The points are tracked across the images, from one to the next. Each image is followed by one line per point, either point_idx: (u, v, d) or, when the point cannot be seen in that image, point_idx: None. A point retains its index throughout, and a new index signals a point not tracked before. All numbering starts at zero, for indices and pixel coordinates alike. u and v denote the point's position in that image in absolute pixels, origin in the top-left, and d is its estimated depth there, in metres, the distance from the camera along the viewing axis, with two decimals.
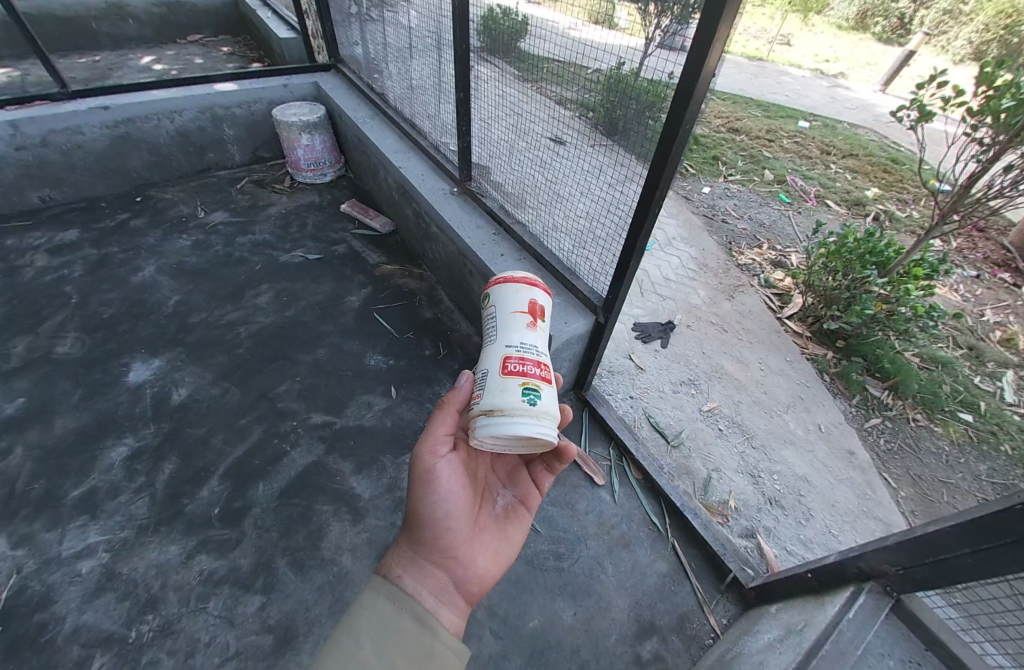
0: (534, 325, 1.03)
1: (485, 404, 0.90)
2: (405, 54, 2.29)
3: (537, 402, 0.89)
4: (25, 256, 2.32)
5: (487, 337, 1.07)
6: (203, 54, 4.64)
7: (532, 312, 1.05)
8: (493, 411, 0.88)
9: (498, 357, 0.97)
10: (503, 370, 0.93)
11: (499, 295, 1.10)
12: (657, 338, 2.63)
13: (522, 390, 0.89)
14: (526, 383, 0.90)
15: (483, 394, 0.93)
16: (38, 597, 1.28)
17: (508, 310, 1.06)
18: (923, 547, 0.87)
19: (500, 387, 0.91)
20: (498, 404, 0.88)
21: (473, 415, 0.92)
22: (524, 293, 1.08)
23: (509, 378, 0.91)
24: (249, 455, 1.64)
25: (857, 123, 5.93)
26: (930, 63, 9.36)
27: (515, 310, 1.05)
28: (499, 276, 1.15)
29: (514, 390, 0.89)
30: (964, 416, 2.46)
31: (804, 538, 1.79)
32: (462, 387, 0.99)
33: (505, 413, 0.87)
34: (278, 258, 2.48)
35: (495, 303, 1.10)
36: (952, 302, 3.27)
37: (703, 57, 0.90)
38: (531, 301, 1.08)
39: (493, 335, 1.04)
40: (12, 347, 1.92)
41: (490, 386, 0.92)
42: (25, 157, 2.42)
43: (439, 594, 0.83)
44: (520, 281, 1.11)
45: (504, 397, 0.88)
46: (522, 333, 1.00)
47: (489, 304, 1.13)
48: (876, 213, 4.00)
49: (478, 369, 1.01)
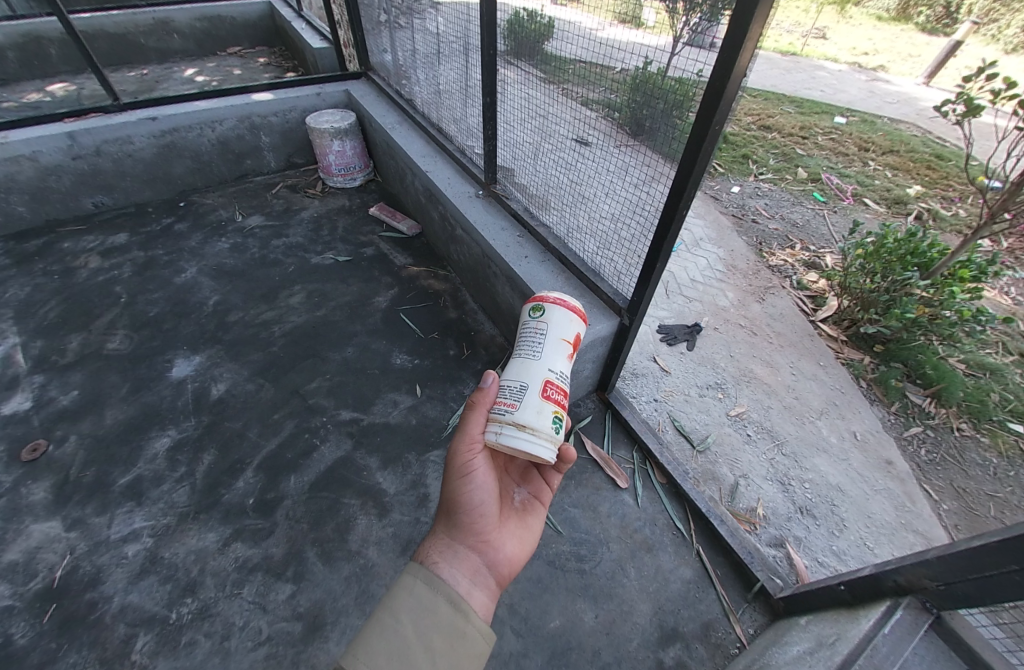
0: (569, 357, 1.11)
1: (520, 418, 0.96)
2: (433, 60, 2.33)
3: (558, 431, 1.00)
4: (80, 258, 2.49)
5: (525, 348, 1.09)
6: (241, 65, 4.88)
7: (573, 346, 1.11)
8: (525, 429, 0.95)
9: (539, 377, 1.02)
10: (542, 393, 1.00)
11: (553, 313, 1.11)
12: (683, 340, 2.58)
13: (552, 419, 0.99)
14: (555, 414, 1.00)
15: (518, 406, 0.98)
16: (89, 576, 1.37)
17: (557, 334, 1.09)
18: (967, 563, 0.82)
19: (537, 409, 0.98)
20: (531, 424, 0.96)
21: (502, 423, 0.97)
22: (575, 322, 1.13)
23: (546, 404, 0.99)
24: (282, 448, 1.71)
25: (897, 116, 5.68)
26: (980, 54, 8.90)
27: (563, 337, 1.09)
28: (551, 294, 1.15)
29: (546, 417, 0.98)
30: (1014, 427, 2.31)
31: (837, 549, 1.73)
32: (491, 386, 1.02)
33: (533, 433, 0.95)
34: (311, 260, 2.57)
35: (546, 320, 1.12)
36: (1003, 306, 3.08)
37: (735, 54, 0.89)
38: (576, 335, 1.13)
39: (536, 352, 1.06)
40: (68, 343, 2.06)
41: (528, 403, 0.98)
42: (81, 165, 2.60)
43: (472, 577, 0.88)
44: (575, 310, 1.13)
45: (537, 420, 0.97)
46: (564, 363, 1.06)
47: (538, 316, 1.13)
48: (918, 212, 3.81)
49: (510, 376, 1.04)
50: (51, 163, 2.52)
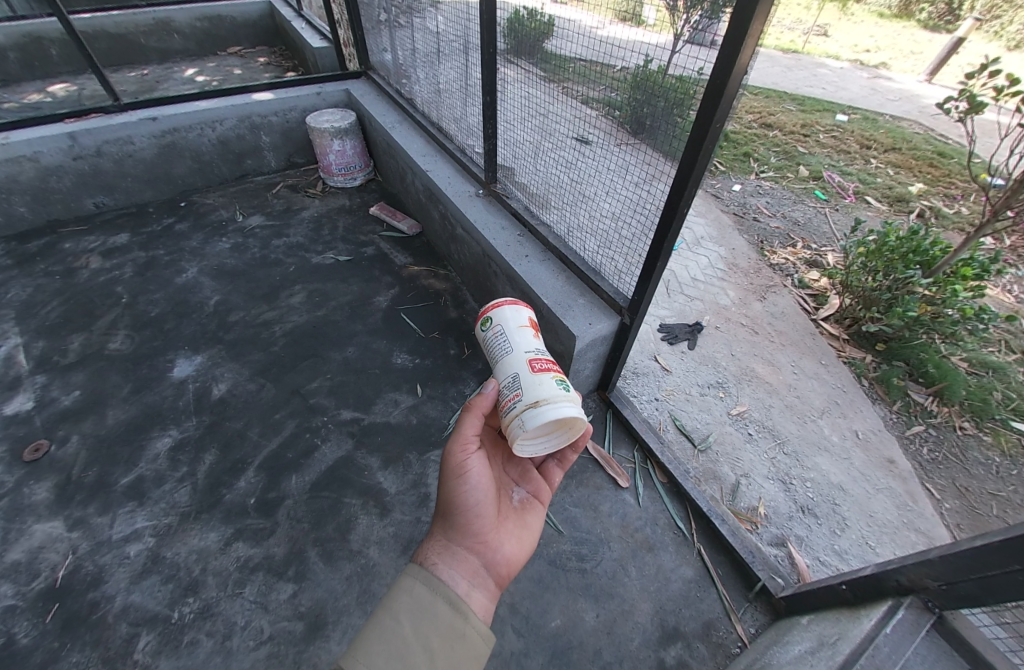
0: (538, 335, 1.11)
1: (529, 398, 0.93)
2: (432, 59, 2.33)
3: (569, 389, 0.98)
4: (81, 258, 2.49)
5: (495, 352, 1.07)
6: (241, 65, 4.88)
7: (535, 326, 1.12)
8: (539, 402, 0.92)
9: (523, 360, 1.01)
10: (533, 368, 0.99)
11: (497, 315, 1.12)
12: (684, 339, 2.58)
13: (556, 382, 0.97)
14: (557, 378, 0.99)
15: (522, 391, 0.95)
16: (91, 576, 1.38)
17: (514, 325, 1.10)
18: (969, 563, 0.82)
19: (537, 382, 0.96)
20: (541, 395, 0.93)
21: (517, 413, 0.93)
22: (523, 309, 1.14)
23: (542, 374, 0.98)
24: (283, 448, 1.71)
25: (899, 114, 5.65)
26: (983, 51, 8.86)
27: (521, 323, 1.10)
28: (486, 303, 1.17)
29: (551, 383, 0.96)
30: (1016, 425, 2.31)
31: (838, 549, 1.72)
32: (490, 391, 1.02)
33: (550, 400, 0.92)
34: (311, 260, 2.57)
35: (497, 323, 1.11)
36: (1006, 304, 3.07)
37: (735, 52, 0.88)
38: (529, 317, 1.14)
39: (505, 347, 1.05)
40: (69, 343, 2.07)
41: (527, 383, 0.96)
42: (82, 166, 2.60)
43: (471, 578, 0.88)
44: (512, 300, 1.15)
45: (544, 389, 0.94)
46: (536, 339, 1.07)
47: (489, 326, 1.13)
48: (920, 210, 3.80)
49: (501, 376, 1.03)
50: (52, 164, 2.52)
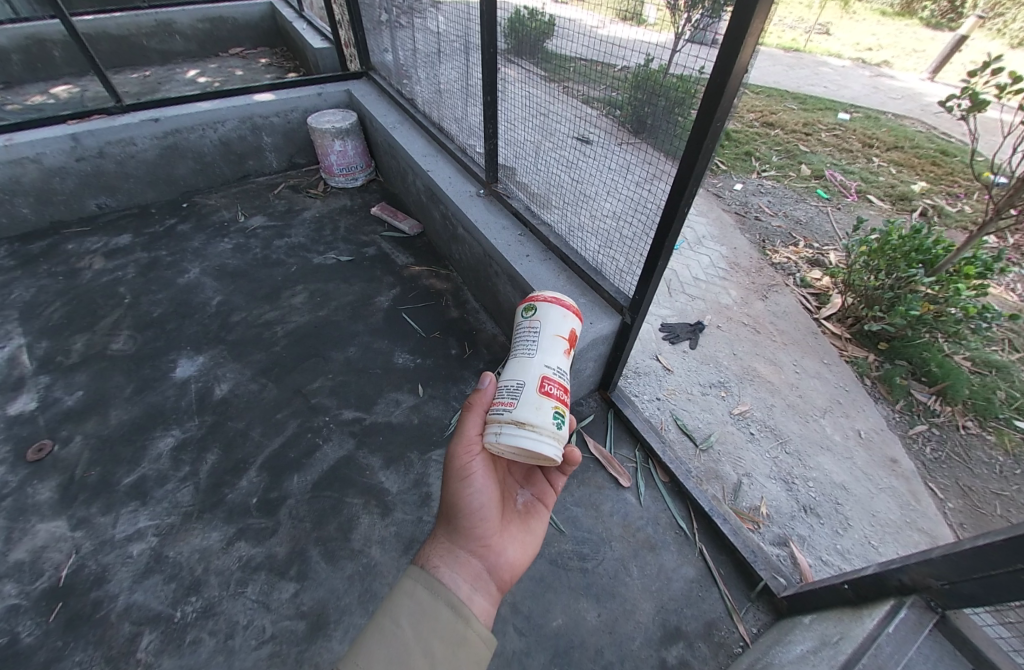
0: (568, 353, 1.08)
1: (517, 414, 0.93)
2: (433, 59, 2.33)
3: (562, 427, 0.95)
4: (83, 259, 2.50)
5: (521, 347, 1.08)
6: (243, 66, 4.90)
7: (570, 342, 1.09)
8: (523, 424, 0.92)
9: (535, 374, 0.99)
10: (539, 388, 0.97)
11: (544, 312, 1.11)
12: (685, 339, 2.57)
13: (553, 414, 0.95)
14: (557, 408, 0.96)
15: (515, 403, 0.95)
16: (95, 575, 1.38)
17: (551, 331, 1.08)
18: (973, 562, 0.81)
19: (535, 404, 0.94)
20: (530, 419, 0.92)
21: (500, 422, 0.95)
22: (569, 319, 1.11)
23: (545, 398, 0.96)
24: (285, 447, 1.72)
25: (902, 112, 5.63)
26: (985, 49, 8.83)
27: (558, 333, 1.08)
28: (538, 294, 1.16)
29: (547, 412, 0.94)
30: (1020, 425, 2.30)
31: (841, 549, 1.72)
32: (487, 387, 1.02)
33: (533, 429, 0.91)
34: (312, 260, 2.58)
35: (539, 319, 1.11)
36: (1009, 303, 3.05)
37: (736, 50, 0.88)
38: (571, 330, 1.11)
39: (530, 350, 1.05)
40: (72, 344, 2.07)
41: (526, 399, 0.95)
42: (85, 167, 2.62)
43: (472, 582, 0.88)
44: (567, 307, 1.12)
45: (536, 415, 0.93)
46: (561, 358, 1.04)
47: (531, 316, 1.13)
48: (924, 209, 3.79)
49: (507, 377, 1.03)
50: (55, 165, 2.53)
